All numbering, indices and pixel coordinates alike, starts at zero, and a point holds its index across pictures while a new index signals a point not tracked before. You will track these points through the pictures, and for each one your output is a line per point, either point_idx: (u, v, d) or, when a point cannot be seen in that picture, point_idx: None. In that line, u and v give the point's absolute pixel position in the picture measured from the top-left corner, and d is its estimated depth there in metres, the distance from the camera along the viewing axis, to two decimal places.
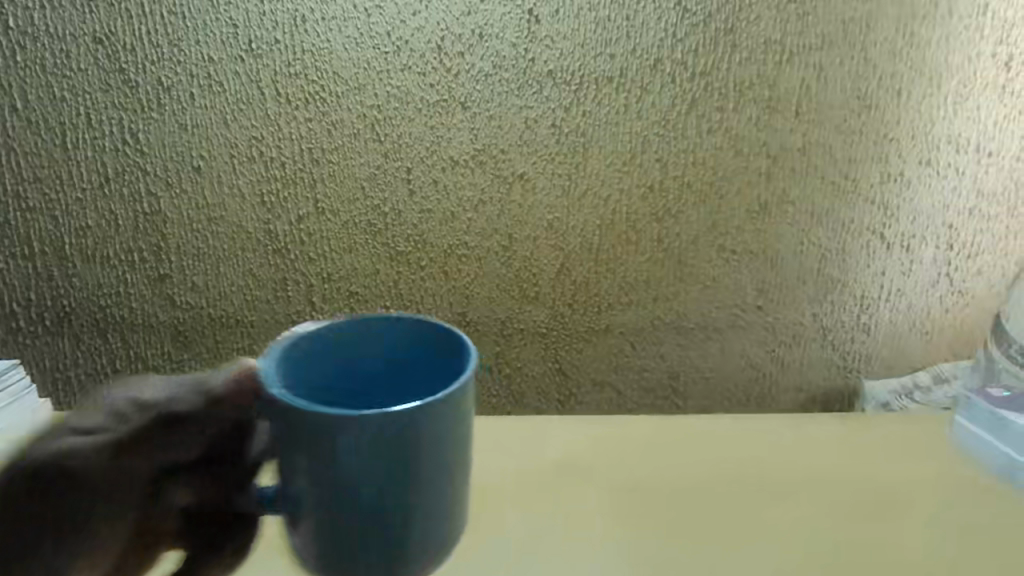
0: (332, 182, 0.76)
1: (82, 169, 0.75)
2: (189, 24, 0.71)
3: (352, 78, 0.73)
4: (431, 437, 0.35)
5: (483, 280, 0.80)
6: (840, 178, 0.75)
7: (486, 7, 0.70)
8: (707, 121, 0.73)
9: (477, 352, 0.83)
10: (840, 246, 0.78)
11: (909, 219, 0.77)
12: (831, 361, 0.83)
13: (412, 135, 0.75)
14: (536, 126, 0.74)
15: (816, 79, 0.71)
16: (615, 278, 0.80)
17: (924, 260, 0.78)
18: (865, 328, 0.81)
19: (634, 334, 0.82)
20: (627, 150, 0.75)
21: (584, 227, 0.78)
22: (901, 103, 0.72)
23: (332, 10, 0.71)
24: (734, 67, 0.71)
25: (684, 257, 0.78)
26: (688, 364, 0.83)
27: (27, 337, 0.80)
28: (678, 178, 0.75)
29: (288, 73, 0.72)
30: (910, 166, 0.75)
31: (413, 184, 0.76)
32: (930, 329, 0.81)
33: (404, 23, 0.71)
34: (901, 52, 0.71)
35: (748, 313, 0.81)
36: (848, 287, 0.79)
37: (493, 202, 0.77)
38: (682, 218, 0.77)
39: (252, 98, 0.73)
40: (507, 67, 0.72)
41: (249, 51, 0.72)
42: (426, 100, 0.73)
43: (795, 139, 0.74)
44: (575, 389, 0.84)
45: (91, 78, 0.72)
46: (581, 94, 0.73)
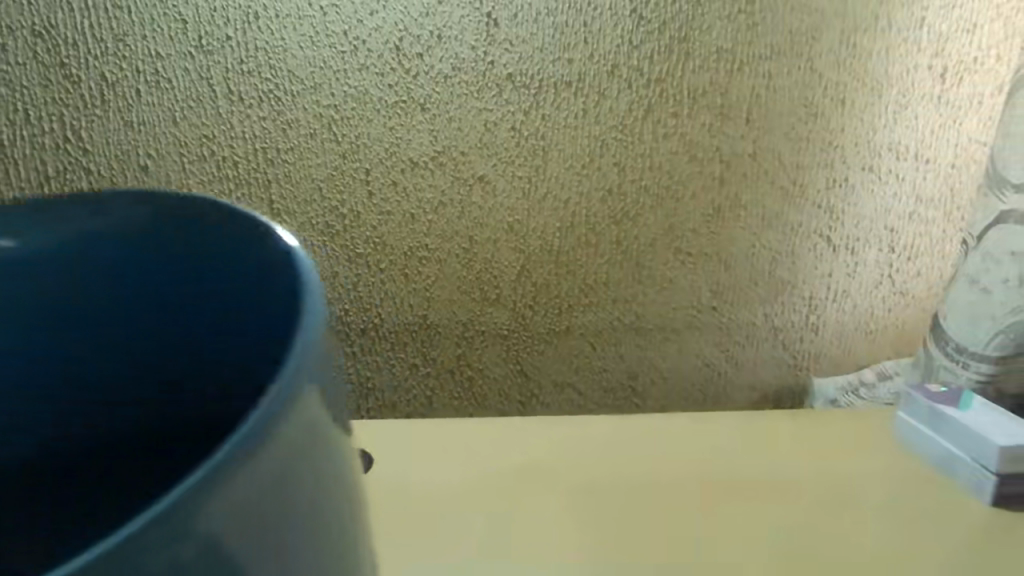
0: (287, 183, 0.75)
1: (20, 167, 0.72)
2: (135, 19, 0.68)
3: (308, 77, 0.71)
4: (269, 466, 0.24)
5: (444, 282, 0.80)
6: (789, 183, 0.78)
7: (444, 10, 0.70)
8: (662, 127, 0.75)
9: (438, 354, 0.83)
10: (790, 249, 0.80)
11: (854, 223, 0.80)
12: (783, 360, 0.85)
13: (370, 136, 0.74)
14: (496, 128, 0.74)
15: (766, 88, 0.74)
16: (575, 280, 0.80)
17: (868, 262, 0.82)
18: (814, 327, 0.84)
19: (593, 335, 0.83)
20: (586, 154, 0.75)
21: (544, 229, 0.78)
22: (845, 112, 0.75)
23: (287, 8, 0.69)
24: (688, 74, 0.73)
25: (642, 260, 0.80)
26: (646, 364, 0.84)
27: None
28: (635, 182, 0.77)
29: (240, 71, 0.71)
30: (855, 171, 0.78)
31: (372, 185, 0.75)
32: (874, 328, 0.85)
33: (361, 23, 0.70)
34: (845, 62, 0.73)
35: (703, 314, 0.82)
36: (798, 288, 0.82)
37: (453, 204, 0.77)
38: (640, 221, 0.78)
39: (203, 96, 0.71)
40: (466, 69, 0.72)
41: (199, 47, 0.70)
42: (385, 102, 0.73)
43: (746, 146, 0.76)
44: (536, 390, 0.85)
45: (29, 72, 0.69)
46: (540, 98, 0.73)
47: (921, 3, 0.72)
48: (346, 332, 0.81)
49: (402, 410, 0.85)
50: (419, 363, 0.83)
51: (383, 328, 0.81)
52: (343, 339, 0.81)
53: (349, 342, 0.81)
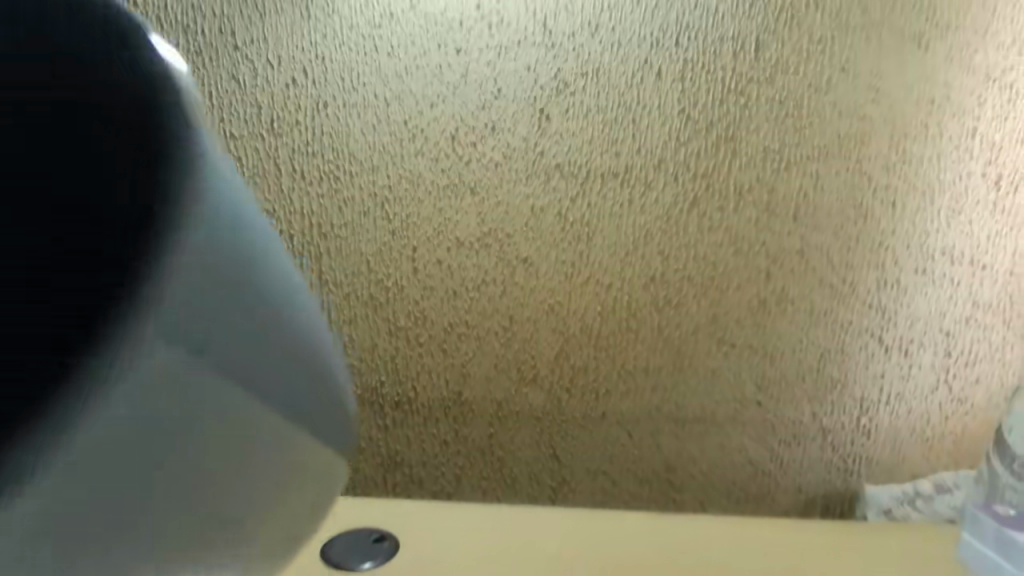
0: (337, 256, 0.78)
1: None
2: (214, 102, 0.75)
3: (368, 160, 0.76)
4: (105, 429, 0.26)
5: (481, 358, 0.80)
6: (839, 281, 0.76)
7: (500, 104, 0.74)
8: (707, 220, 0.75)
9: (471, 433, 0.82)
10: (839, 347, 0.78)
11: (907, 324, 0.77)
12: (832, 463, 0.81)
13: (421, 215, 0.77)
14: (542, 214, 0.76)
15: (814, 187, 0.74)
16: (615, 364, 0.79)
17: (923, 365, 0.78)
18: (865, 431, 0.80)
19: (631, 421, 0.81)
20: (630, 242, 0.76)
21: (586, 311, 0.78)
22: (895, 214, 0.74)
23: (354, 98, 0.74)
24: (734, 172, 0.74)
25: (683, 348, 0.79)
26: (685, 457, 0.81)
27: None
28: (679, 270, 0.77)
29: (306, 152, 0.76)
30: (907, 273, 0.76)
31: (417, 261, 0.78)
32: (930, 436, 0.80)
33: (421, 113, 0.74)
34: (894, 167, 0.73)
35: (748, 408, 0.80)
36: (848, 387, 0.79)
37: (495, 283, 0.78)
38: (683, 310, 0.78)
39: (268, 173, 0.76)
40: (517, 158, 0.75)
41: (270, 130, 0.76)
42: (437, 184, 0.76)
43: (793, 242, 0.75)
44: (569, 476, 0.82)
45: None
46: (587, 187, 0.75)
47: (971, 113, 0.72)
48: (380, 404, 0.81)
49: (430, 487, 0.83)
50: (451, 441, 0.82)
51: (417, 401, 0.81)
52: (378, 410, 0.81)
53: (382, 414, 0.81)
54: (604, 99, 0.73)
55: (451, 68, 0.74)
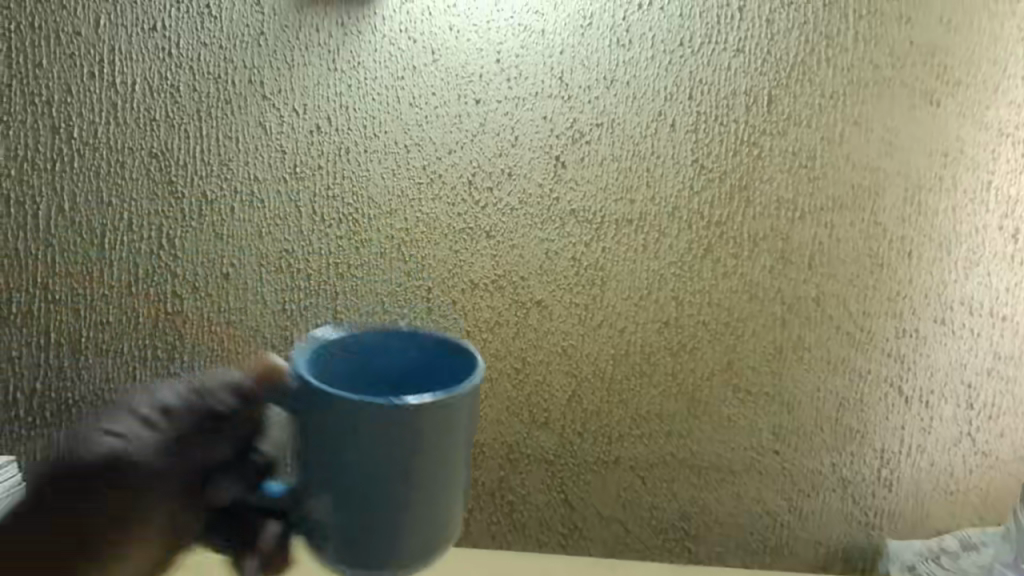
0: (353, 295, 0.80)
1: (116, 267, 0.82)
2: (241, 147, 0.78)
3: (386, 203, 0.78)
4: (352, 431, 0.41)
5: (493, 400, 0.80)
6: (856, 329, 0.75)
7: (517, 151, 0.76)
8: (722, 266, 0.75)
9: (480, 475, 0.81)
10: (857, 396, 0.77)
11: (927, 374, 0.76)
12: (852, 516, 0.79)
13: (437, 257, 0.78)
14: (556, 258, 0.77)
15: (828, 236, 0.74)
16: (628, 409, 0.79)
17: (944, 417, 0.77)
18: (886, 483, 0.78)
19: (644, 468, 0.79)
20: (643, 287, 0.76)
21: (598, 355, 0.78)
22: (912, 264, 0.74)
23: (375, 144, 0.77)
24: (748, 220, 0.74)
25: (697, 394, 0.78)
26: (699, 505, 0.80)
27: (29, 429, 0.85)
28: (693, 316, 0.76)
29: (326, 195, 0.78)
30: (925, 322, 0.75)
31: (432, 302, 0.79)
32: (954, 490, 0.78)
33: (440, 159, 0.77)
34: (909, 218, 0.73)
35: (764, 457, 0.78)
36: (868, 438, 0.77)
37: (509, 325, 0.78)
38: (697, 355, 0.77)
39: (289, 216, 0.79)
40: (532, 204, 0.76)
41: (293, 174, 0.78)
42: (453, 228, 0.77)
43: (809, 289, 0.75)
44: (580, 523, 0.81)
45: (140, 187, 0.80)
46: (601, 232, 0.76)
47: (986, 166, 0.73)
48: None
49: None
50: None
51: None
52: None
53: None
54: (619, 148, 0.75)
55: (470, 117, 0.76)
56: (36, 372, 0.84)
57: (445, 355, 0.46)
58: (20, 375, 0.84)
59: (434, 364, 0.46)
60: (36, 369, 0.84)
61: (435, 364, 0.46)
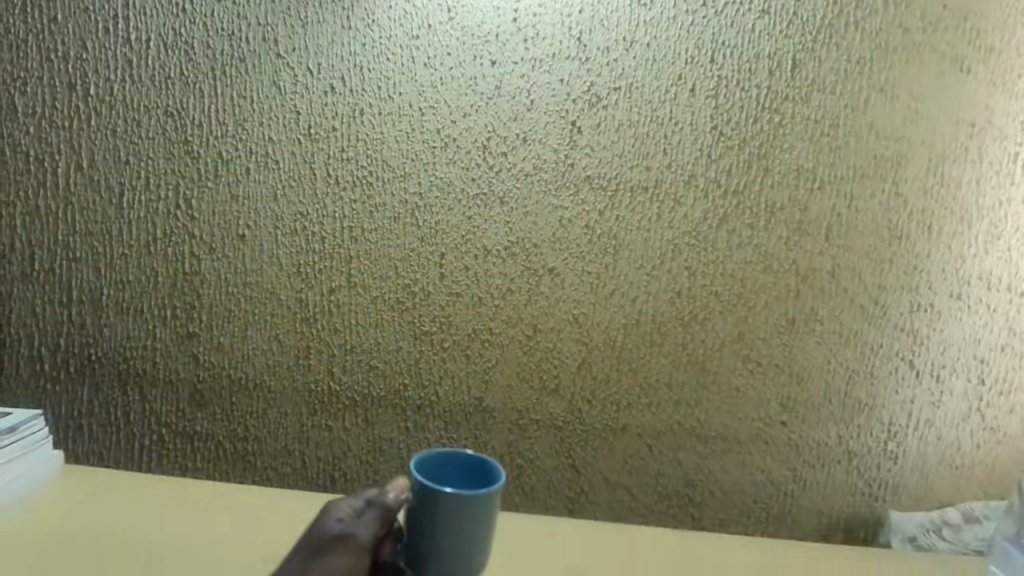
0: (366, 259, 0.80)
1: (135, 226, 0.82)
2: (256, 107, 0.78)
3: (400, 166, 0.77)
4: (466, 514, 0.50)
5: (504, 366, 0.80)
6: (870, 303, 0.75)
7: (532, 116, 0.75)
8: (737, 237, 0.75)
9: (490, 439, 0.82)
10: (868, 370, 0.77)
11: (939, 349, 0.76)
12: (857, 487, 0.79)
13: (450, 222, 0.78)
14: (570, 225, 0.76)
15: (848, 208, 0.73)
16: (637, 377, 0.79)
17: (955, 392, 0.76)
18: (893, 456, 0.78)
19: (652, 436, 0.80)
20: (657, 256, 0.76)
21: (610, 323, 0.78)
22: (931, 238, 0.73)
23: (389, 106, 0.76)
24: (766, 189, 0.73)
25: (708, 364, 0.78)
26: (705, 473, 0.81)
27: (51, 383, 0.87)
28: (707, 286, 0.76)
29: (340, 158, 0.78)
30: (942, 297, 0.74)
31: (445, 268, 0.79)
32: (960, 464, 0.78)
33: (454, 122, 0.76)
34: (931, 190, 0.72)
35: (772, 427, 0.79)
36: (877, 411, 0.77)
37: (521, 291, 0.79)
38: (709, 326, 0.77)
39: (303, 178, 0.79)
40: (547, 169, 0.76)
41: (307, 136, 0.78)
42: (468, 193, 0.77)
43: (825, 262, 0.74)
44: (587, 487, 0.82)
45: (157, 147, 0.80)
46: (616, 200, 0.75)
47: (1013, 138, 0.71)
48: (403, 407, 0.83)
49: None
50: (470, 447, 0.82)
51: (439, 406, 0.82)
52: (400, 413, 0.83)
53: (405, 417, 0.83)
54: (637, 113, 0.73)
55: (485, 79, 0.75)
56: (58, 328, 0.85)
57: (477, 465, 0.56)
58: (42, 331, 0.86)
59: (472, 474, 0.56)
60: (58, 325, 0.85)
61: (473, 473, 0.56)
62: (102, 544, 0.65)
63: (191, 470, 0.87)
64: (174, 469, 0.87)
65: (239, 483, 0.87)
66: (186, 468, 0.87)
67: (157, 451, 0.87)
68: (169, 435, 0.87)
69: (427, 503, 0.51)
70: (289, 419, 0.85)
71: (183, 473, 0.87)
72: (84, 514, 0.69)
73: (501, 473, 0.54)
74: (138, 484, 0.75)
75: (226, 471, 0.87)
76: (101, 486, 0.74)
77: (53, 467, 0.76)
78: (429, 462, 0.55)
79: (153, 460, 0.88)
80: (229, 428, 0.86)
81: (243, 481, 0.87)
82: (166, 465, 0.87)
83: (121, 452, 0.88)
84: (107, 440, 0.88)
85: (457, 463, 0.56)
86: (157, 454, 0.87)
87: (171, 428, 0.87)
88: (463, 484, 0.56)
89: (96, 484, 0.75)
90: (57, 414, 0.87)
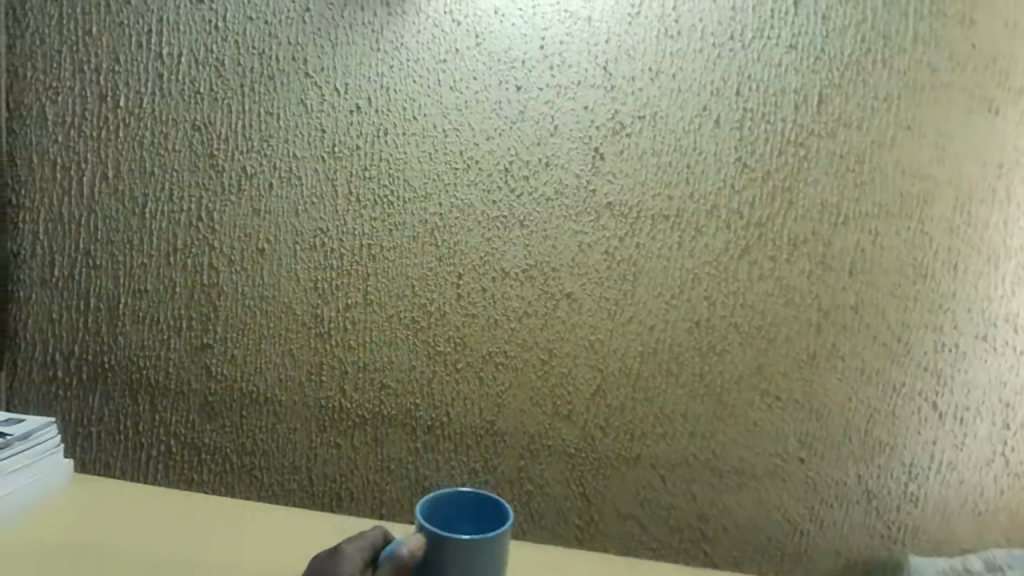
0: (384, 277, 0.80)
1: (155, 236, 0.83)
2: (282, 124, 0.79)
3: (422, 187, 0.78)
4: (474, 557, 0.49)
5: (518, 390, 0.80)
6: (893, 340, 0.74)
7: (555, 141, 0.75)
8: (758, 269, 0.74)
9: (500, 464, 0.81)
10: (889, 409, 0.75)
11: (963, 391, 0.74)
12: (875, 529, 0.77)
13: (469, 244, 0.78)
14: (589, 251, 0.76)
15: (872, 244, 0.73)
16: (653, 407, 0.78)
17: (979, 435, 0.75)
18: (913, 498, 0.77)
19: (665, 467, 0.79)
20: (676, 285, 0.76)
21: (626, 351, 0.78)
22: (956, 277, 0.72)
23: (414, 127, 0.77)
24: (789, 222, 0.73)
25: (725, 396, 0.77)
26: (719, 508, 0.79)
27: (64, 390, 0.87)
28: (727, 317, 0.76)
29: (362, 176, 0.79)
30: (966, 337, 0.73)
31: (461, 289, 0.79)
32: (984, 510, 0.76)
33: (477, 145, 0.76)
34: (957, 229, 0.72)
35: (789, 464, 0.77)
36: (898, 451, 0.76)
37: (538, 315, 0.78)
38: (727, 357, 0.76)
39: (325, 195, 0.79)
40: (568, 194, 0.76)
41: (331, 153, 0.79)
42: (488, 215, 0.77)
43: (847, 297, 0.74)
44: (597, 517, 0.81)
45: (182, 159, 0.81)
46: (637, 227, 0.75)
47: None
48: (413, 427, 0.82)
49: None
50: (480, 471, 0.81)
51: (450, 428, 0.81)
52: (410, 433, 0.82)
53: (415, 437, 0.82)
54: (661, 142, 0.74)
55: (510, 104, 0.75)
56: (74, 334, 0.86)
57: (483, 501, 0.55)
58: (59, 337, 0.86)
59: (480, 511, 0.55)
60: (75, 331, 0.86)
61: (481, 510, 0.55)
62: (115, 556, 0.64)
63: (197, 483, 0.86)
64: (180, 481, 0.87)
65: (245, 497, 0.86)
66: (192, 480, 0.87)
67: (164, 461, 0.87)
68: (178, 447, 0.86)
69: (436, 547, 0.50)
70: (298, 434, 0.84)
71: (188, 486, 0.87)
72: (96, 526, 0.68)
73: (510, 511, 0.53)
74: (149, 494, 0.75)
75: (233, 485, 0.86)
76: (112, 495, 0.74)
77: (61, 476, 0.75)
78: (435, 505, 0.54)
79: (159, 471, 0.87)
80: (237, 442, 0.85)
81: (249, 496, 0.86)
82: (173, 476, 0.87)
83: (128, 461, 0.87)
84: (115, 449, 0.87)
85: (463, 501, 0.55)
86: (164, 465, 0.87)
87: (179, 439, 0.86)
88: (471, 523, 0.55)
89: (106, 495, 0.74)
90: (67, 421, 0.87)
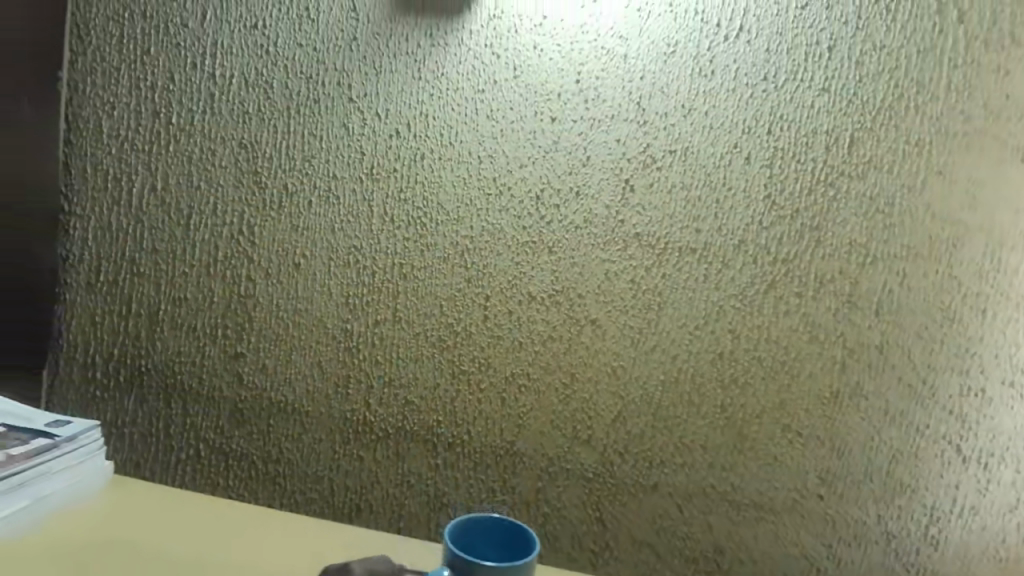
0: (413, 296, 0.82)
1: (197, 247, 0.86)
2: (324, 145, 0.82)
3: (454, 211, 0.80)
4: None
5: (539, 412, 0.81)
6: (918, 381, 0.74)
7: (586, 171, 0.77)
8: (784, 304, 0.75)
9: (518, 484, 0.82)
10: (912, 450, 0.75)
11: (988, 436, 0.74)
12: (893, 570, 0.77)
13: (498, 267, 0.80)
14: (615, 279, 0.78)
15: (899, 285, 0.73)
16: (673, 436, 0.79)
17: (1003, 481, 0.74)
18: (933, 542, 0.76)
19: (683, 496, 0.80)
20: (700, 317, 0.77)
21: (648, 379, 0.79)
22: (984, 322, 0.72)
23: (450, 153, 0.80)
24: (816, 260, 0.74)
25: (746, 430, 0.77)
26: (736, 540, 0.79)
27: (102, 391, 0.90)
28: (750, 351, 0.76)
29: (398, 198, 0.81)
30: (993, 382, 0.73)
31: (488, 311, 0.81)
32: (1007, 558, 0.75)
33: (510, 172, 0.78)
34: (986, 274, 0.72)
35: (808, 500, 0.77)
36: (919, 493, 0.75)
37: (562, 340, 0.80)
38: (749, 391, 0.77)
39: (361, 215, 0.82)
40: (597, 224, 0.77)
41: (369, 175, 0.81)
42: (518, 240, 0.79)
43: (872, 336, 0.74)
44: (613, 542, 0.81)
45: (227, 175, 0.85)
46: (663, 258, 0.76)
47: None
48: (435, 444, 0.84)
49: None
50: (498, 490, 0.83)
51: (471, 446, 0.83)
52: (432, 449, 0.84)
53: (436, 453, 0.84)
54: (691, 176, 0.75)
55: (544, 134, 0.77)
56: (115, 338, 0.89)
57: (508, 526, 0.56)
58: (100, 340, 0.89)
59: (504, 535, 0.56)
60: (115, 335, 0.89)
61: (506, 534, 0.56)
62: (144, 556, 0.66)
63: (222, 487, 0.89)
64: (206, 485, 0.89)
65: (267, 504, 0.88)
66: (218, 484, 0.89)
67: (192, 464, 0.89)
68: (206, 451, 0.89)
69: (461, 569, 0.51)
70: (323, 445, 0.86)
71: (214, 490, 0.89)
72: (128, 526, 0.71)
73: (534, 538, 0.55)
74: (178, 497, 0.78)
75: (257, 491, 0.88)
76: (143, 496, 0.77)
77: (104, 477, 0.78)
78: (461, 528, 0.56)
79: (187, 474, 0.90)
80: (264, 449, 0.88)
81: (272, 503, 0.88)
82: (200, 480, 0.89)
83: (157, 463, 0.90)
84: (146, 450, 0.90)
85: (488, 525, 0.56)
86: (192, 468, 0.89)
87: (208, 444, 0.89)
88: (495, 547, 0.56)
89: (140, 495, 0.77)
90: (103, 421, 0.90)
